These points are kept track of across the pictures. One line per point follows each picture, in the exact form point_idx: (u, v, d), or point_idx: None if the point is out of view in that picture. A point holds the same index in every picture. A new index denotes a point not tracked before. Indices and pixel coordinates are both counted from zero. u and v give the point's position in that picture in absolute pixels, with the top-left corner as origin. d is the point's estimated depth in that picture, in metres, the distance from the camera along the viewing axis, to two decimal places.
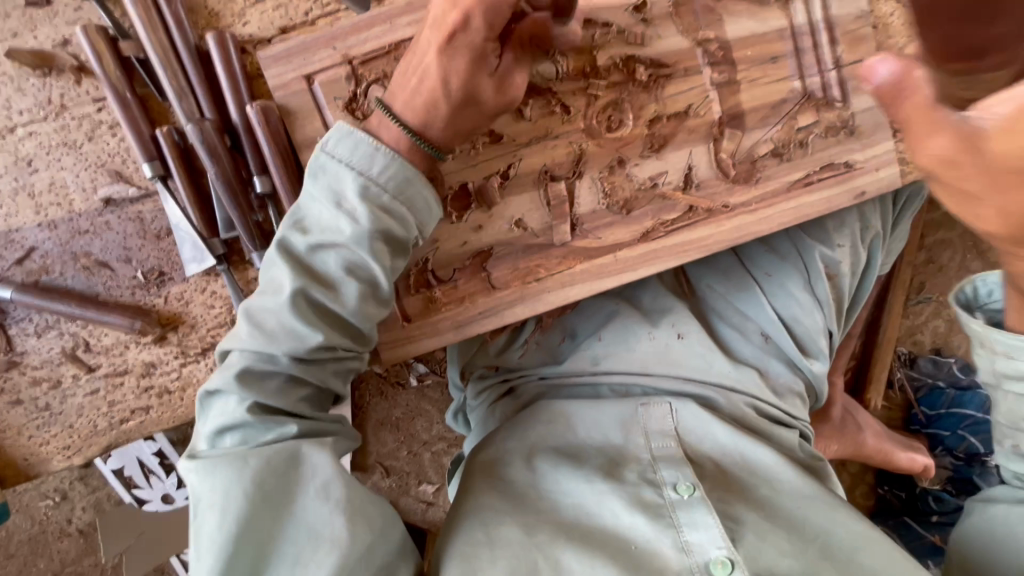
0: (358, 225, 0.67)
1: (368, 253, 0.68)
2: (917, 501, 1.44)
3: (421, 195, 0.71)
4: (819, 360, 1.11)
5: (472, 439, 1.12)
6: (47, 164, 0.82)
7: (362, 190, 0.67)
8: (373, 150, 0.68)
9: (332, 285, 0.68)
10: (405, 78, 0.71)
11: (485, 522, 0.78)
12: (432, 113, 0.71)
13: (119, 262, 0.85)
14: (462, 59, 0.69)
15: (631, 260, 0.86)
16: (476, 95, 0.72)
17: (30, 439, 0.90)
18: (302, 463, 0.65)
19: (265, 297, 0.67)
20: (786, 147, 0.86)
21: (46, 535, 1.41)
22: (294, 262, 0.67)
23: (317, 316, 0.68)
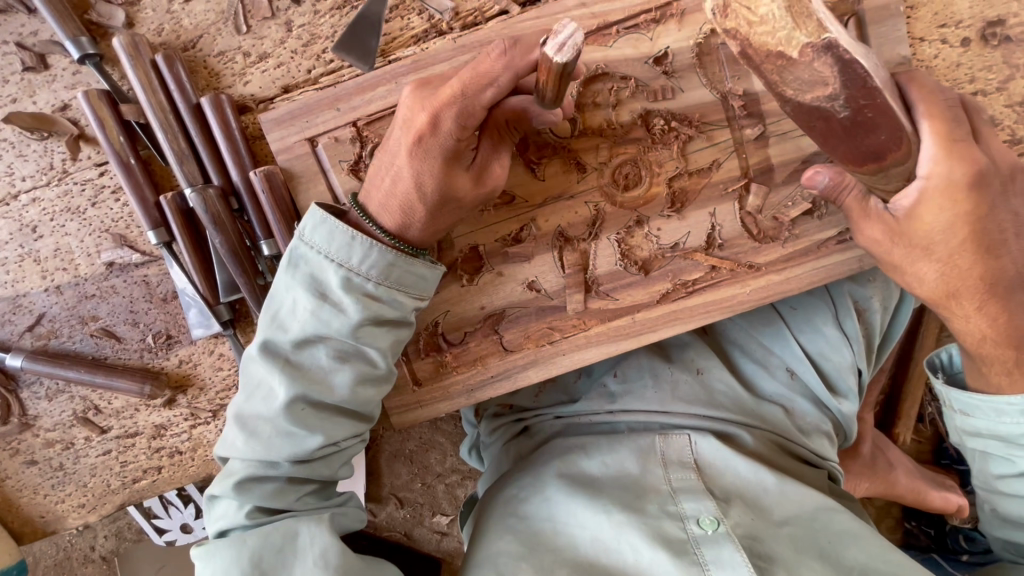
0: (338, 316, 0.67)
1: (360, 341, 0.68)
2: (946, 539, 1.39)
3: (412, 271, 0.70)
4: (849, 399, 1.06)
5: (485, 477, 1.10)
6: (51, 230, 0.81)
7: (345, 283, 0.67)
8: (349, 240, 0.67)
9: (323, 380, 0.68)
10: (384, 175, 0.69)
11: (499, 569, 0.78)
12: (410, 215, 0.69)
13: (126, 326, 0.84)
14: (447, 164, 0.66)
15: (653, 321, 0.82)
16: (455, 194, 0.69)
17: (46, 498, 0.90)
18: (298, 542, 0.65)
19: (257, 403, 0.68)
20: (818, 203, 0.80)
21: (71, 561, 1.44)
22: (283, 367, 0.67)
23: (313, 416, 0.68)
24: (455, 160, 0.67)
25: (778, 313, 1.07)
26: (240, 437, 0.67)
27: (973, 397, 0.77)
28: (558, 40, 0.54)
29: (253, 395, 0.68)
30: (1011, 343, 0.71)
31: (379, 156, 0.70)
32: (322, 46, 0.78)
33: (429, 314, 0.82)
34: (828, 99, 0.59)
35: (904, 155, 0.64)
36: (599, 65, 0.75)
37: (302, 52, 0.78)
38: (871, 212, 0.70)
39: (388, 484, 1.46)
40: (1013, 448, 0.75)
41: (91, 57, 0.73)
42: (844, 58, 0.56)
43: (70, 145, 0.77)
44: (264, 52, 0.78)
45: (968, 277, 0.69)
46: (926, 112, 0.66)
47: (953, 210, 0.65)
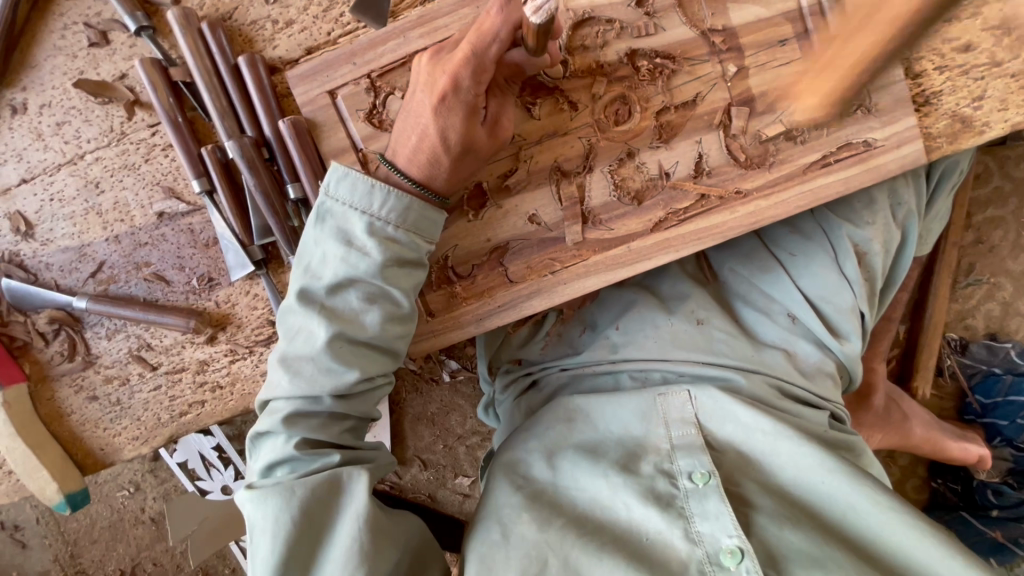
0: (364, 259, 0.74)
1: (384, 282, 0.75)
2: (973, 494, 1.37)
3: (427, 217, 0.78)
4: (853, 340, 1.08)
5: (501, 432, 1.16)
6: (111, 185, 0.93)
7: (368, 227, 0.75)
8: (369, 188, 0.75)
9: (353, 319, 0.75)
10: (411, 137, 0.77)
11: (502, 521, 0.83)
12: (435, 166, 0.77)
13: (174, 270, 0.95)
14: (466, 116, 0.75)
15: (646, 249, 0.88)
16: (474, 144, 0.77)
17: (105, 431, 1.01)
18: (342, 495, 0.72)
19: (299, 344, 0.74)
20: (799, 130, 0.85)
21: (124, 522, 1.57)
22: (319, 310, 0.73)
23: (349, 353, 0.75)
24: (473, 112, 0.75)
25: (775, 259, 1.11)
26: (285, 376, 0.74)
27: None
28: (535, 3, 0.63)
29: (291, 339, 0.75)
30: None
31: (403, 116, 0.78)
32: (339, 11, 0.88)
33: (439, 249, 0.89)
34: None
35: None
36: (585, 10, 0.83)
37: (322, 16, 0.88)
38: None
39: (412, 446, 1.53)
40: None
41: (147, 28, 0.86)
42: None
43: (127, 108, 0.89)
44: (289, 19, 0.89)
45: None
46: None
47: None
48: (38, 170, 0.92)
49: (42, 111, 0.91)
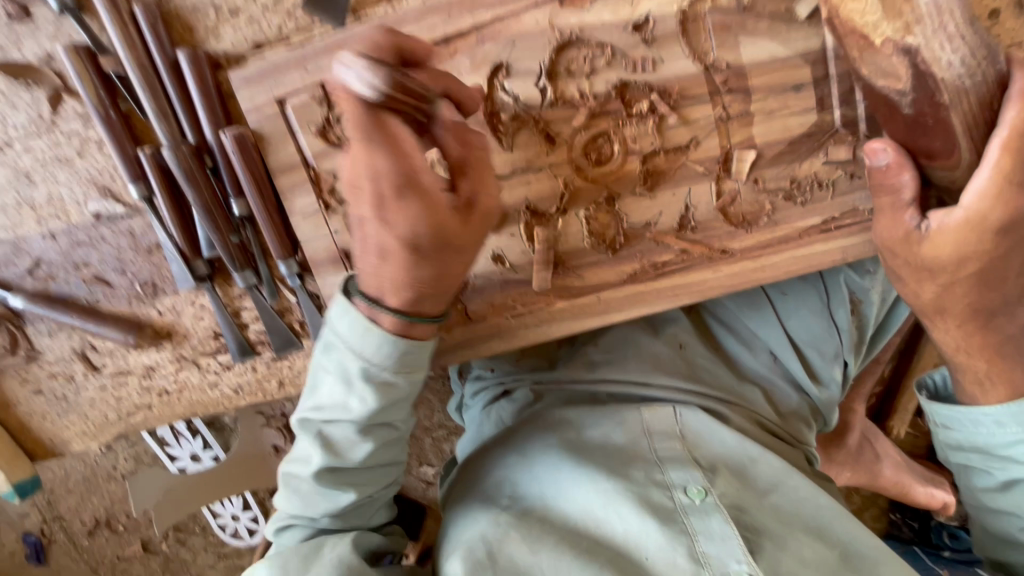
0: (358, 402, 0.68)
1: (379, 419, 0.70)
2: (930, 532, 1.38)
3: (423, 352, 0.69)
4: (831, 387, 1.03)
5: (467, 438, 1.09)
6: (43, 178, 0.85)
7: (364, 372, 0.67)
8: (364, 331, 0.66)
9: (345, 451, 0.70)
10: (383, 262, 0.66)
11: (487, 536, 0.77)
12: (417, 292, 0.67)
13: (116, 273, 0.89)
14: (423, 207, 0.63)
15: (617, 300, 0.81)
16: (448, 234, 0.65)
17: (52, 423, 0.99)
18: (323, 553, 0.69)
19: (297, 463, 0.72)
20: (801, 189, 0.76)
21: (97, 477, 1.61)
22: (315, 437, 0.70)
23: (343, 476, 0.72)
24: (420, 194, 0.63)
25: (767, 296, 1.02)
26: (285, 491, 0.73)
27: (949, 409, 0.75)
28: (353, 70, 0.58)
29: (292, 455, 0.73)
30: (985, 356, 0.70)
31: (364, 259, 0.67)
32: (293, 2, 0.76)
33: None
34: (898, 92, 0.65)
35: (954, 165, 0.64)
36: (573, 31, 0.71)
37: (273, 7, 0.77)
38: (902, 226, 0.67)
39: None
40: (992, 461, 0.73)
41: (70, 8, 0.75)
42: (920, 67, 0.61)
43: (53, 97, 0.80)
44: (236, 7, 0.77)
45: (962, 297, 0.68)
46: (1005, 141, 0.60)
47: (973, 244, 0.64)
48: None
49: None
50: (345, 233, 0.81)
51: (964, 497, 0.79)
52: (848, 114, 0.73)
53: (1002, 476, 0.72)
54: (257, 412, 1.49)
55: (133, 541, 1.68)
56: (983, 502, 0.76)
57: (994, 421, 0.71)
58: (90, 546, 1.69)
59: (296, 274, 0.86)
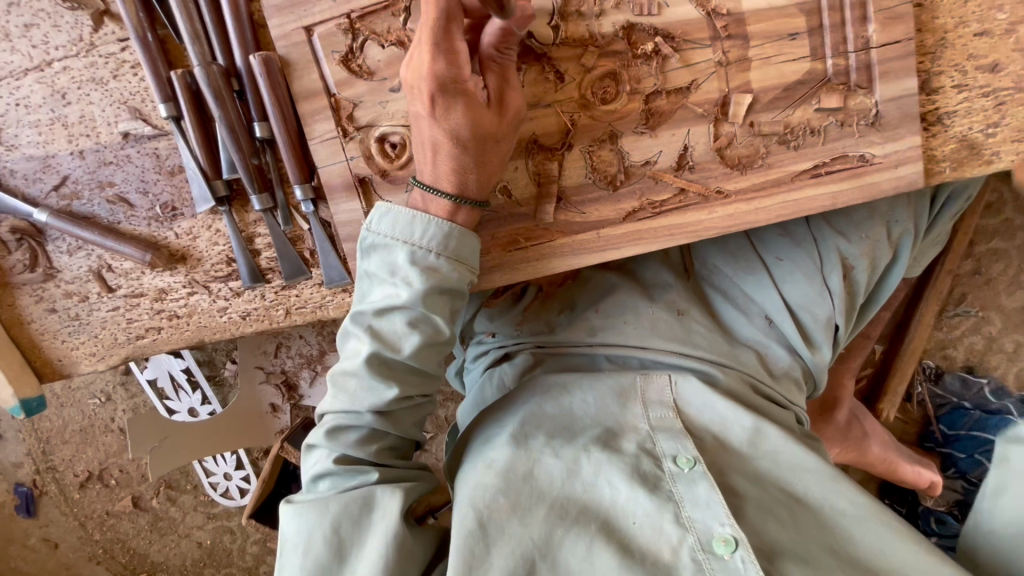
0: (409, 287, 0.71)
1: (426, 309, 0.72)
2: (917, 519, 1.37)
3: (466, 242, 0.74)
4: (825, 349, 1.01)
5: (466, 406, 1.05)
6: (78, 98, 0.90)
7: (411, 257, 0.72)
8: (411, 219, 0.73)
9: (394, 342, 0.73)
10: (433, 155, 0.73)
11: (475, 502, 0.74)
12: (464, 175, 0.74)
13: (138, 194, 0.93)
14: (466, 105, 0.69)
15: (616, 238, 0.85)
16: (489, 132, 0.72)
17: (62, 343, 1.02)
18: (374, 507, 0.71)
19: (346, 362, 0.75)
20: (794, 134, 0.80)
21: (94, 428, 1.63)
22: (366, 330, 0.73)
23: (387, 371, 0.74)
24: (467, 97, 0.69)
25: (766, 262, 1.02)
26: (332, 393, 0.76)
27: None
28: None
29: (341, 356, 0.77)
30: None
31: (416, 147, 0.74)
32: None
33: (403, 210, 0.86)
34: None
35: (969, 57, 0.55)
36: None
37: None
38: None
39: None
40: None
41: None
42: None
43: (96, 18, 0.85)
44: None
45: None
46: None
47: None
48: (5, 73, 0.89)
49: (11, 10, 0.87)
50: (360, 158, 0.85)
51: None
52: (838, 63, 0.78)
53: None
54: (257, 367, 1.51)
55: (124, 497, 1.68)
56: None
57: None
58: (81, 500, 1.69)
59: (311, 200, 0.89)
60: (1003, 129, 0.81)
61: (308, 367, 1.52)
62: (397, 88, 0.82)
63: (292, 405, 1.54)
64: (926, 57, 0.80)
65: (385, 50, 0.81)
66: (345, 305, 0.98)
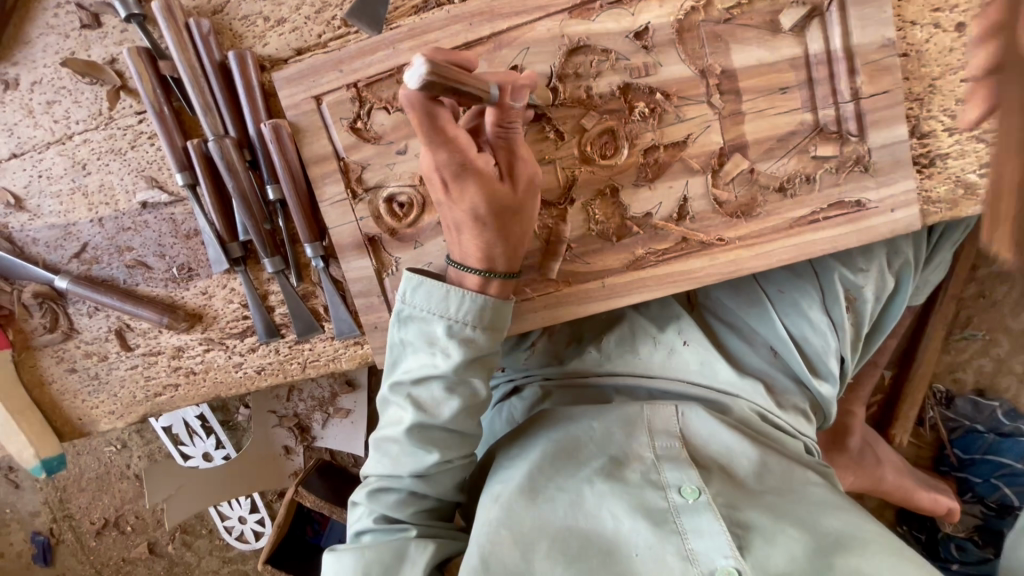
0: (446, 359, 0.74)
1: (463, 377, 0.75)
2: (937, 546, 1.35)
3: (500, 312, 0.75)
4: (830, 381, 1.01)
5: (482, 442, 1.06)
6: (97, 168, 0.93)
7: (448, 330, 0.74)
8: (445, 293, 0.74)
9: (434, 410, 0.75)
10: (460, 236, 0.74)
11: (481, 538, 0.77)
12: (490, 250, 0.74)
13: (155, 257, 0.96)
14: (478, 182, 0.70)
15: (620, 286, 0.86)
16: (507, 203, 0.72)
17: (83, 402, 1.04)
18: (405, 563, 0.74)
19: (388, 427, 0.78)
20: (791, 182, 0.82)
21: (110, 475, 1.64)
22: (406, 399, 0.76)
23: (428, 437, 0.77)
24: (475, 175, 0.69)
25: (767, 293, 1.02)
26: (375, 454, 0.79)
27: None
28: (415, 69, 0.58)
29: (383, 420, 0.79)
30: None
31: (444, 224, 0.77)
32: (332, 13, 0.86)
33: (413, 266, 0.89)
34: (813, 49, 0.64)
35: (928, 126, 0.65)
36: (581, 38, 0.80)
37: (314, 18, 0.87)
38: None
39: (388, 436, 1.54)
40: None
41: (136, 16, 0.83)
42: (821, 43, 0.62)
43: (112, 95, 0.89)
44: (281, 18, 0.87)
45: None
46: None
47: None
48: (28, 147, 0.93)
49: (33, 88, 0.91)
50: (369, 219, 0.88)
51: None
52: (830, 113, 0.80)
53: None
54: (271, 411, 1.53)
55: (140, 543, 1.69)
56: None
57: None
58: (97, 547, 1.69)
59: (321, 255, 0.91)
60: None
61: (320, 410, 1.52)
62: (404, 150, 0.85)
63: (305, 447, 1.55)
64: (916, 103, 0.82)
65: (390, 115, 0.84)
66: (357, 356, 0.99)
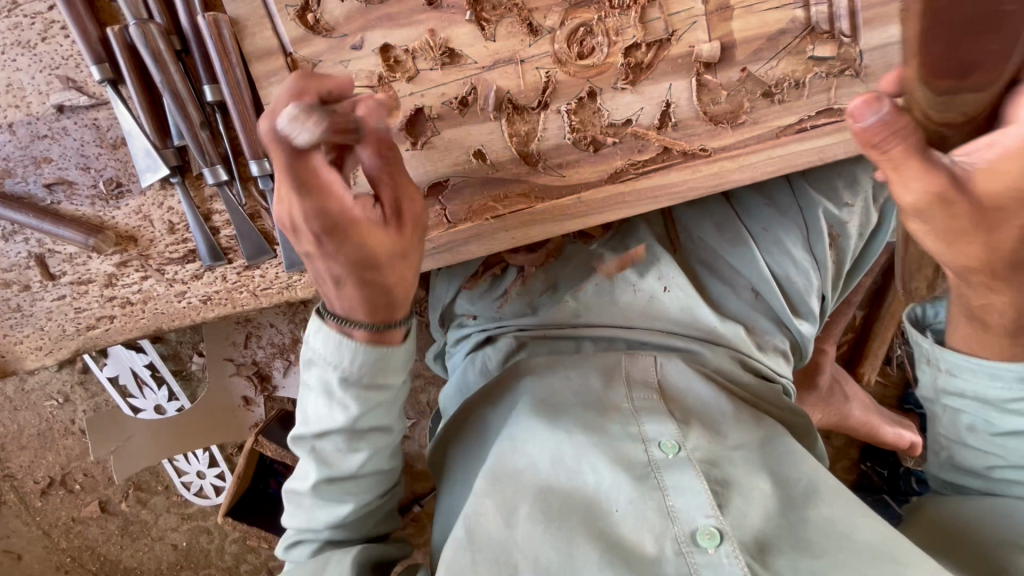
0: (343, 412, 0.68)
1: (364, 426, 0.70)
2: (898, 480, 1.38)
3: (394, 357, 0.68)
4: (808, 320, 0.98)
5: (448, 395, 0.98)
6: (2, 64, 0.81)
7: (342, 380, 0.67)
8: (338, 342, 0.66)
9: (337, 458, 0.71)
10: (337, 292, 0.66)
11: (466, 511, 0.70)
12: (378, 297, 0.65)
13: (78, 171, 0.85)
14: (340, 238, 0.62)
15: (597, 202, 0.80)
16: (379, 258, 0.64)
17: (5, 337, 0.93)
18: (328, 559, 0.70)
19: (312, 427, 0.70)
20: (779, 87, 0.77)
21: (52, 431, 1.53)
22: (308, 453, 0.71)
23: (331, 450, 0.70)
24: (360, 228, 0.62)
25: (749, 232, 0.95)
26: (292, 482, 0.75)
27: (965, 358, 0.66)
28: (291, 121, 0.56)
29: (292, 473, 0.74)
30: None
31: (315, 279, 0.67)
32: None
33: (374, 177, 0.82)
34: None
35: (969, 81, 0.51)
36: None
37: None
38: (938, 160, 0.50)
39: None
40: (992, 412, 0.67)
41: None
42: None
43: None
44: None
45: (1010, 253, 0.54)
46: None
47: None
48: None
49: None
50: None
51: (943, 429, 0.74)
52: (823, 10, 0.75)
53: (1005, 426, 0.66)
54: (227, 360, 1.43)
55: (90, 502, 1.59)
56: (963, 439, 0.72)
57: (1017, 378, 0.63)
58: (44, 507, 1.59)
59: (269, 175, 0.82)
60: None
61: (281, 357, 1.43)
62: (359, 45, 0.77)
63: (265, 397, 1.47)
64: None
65: (344, 4, 0.75)
66: (314, 285, 0.93)
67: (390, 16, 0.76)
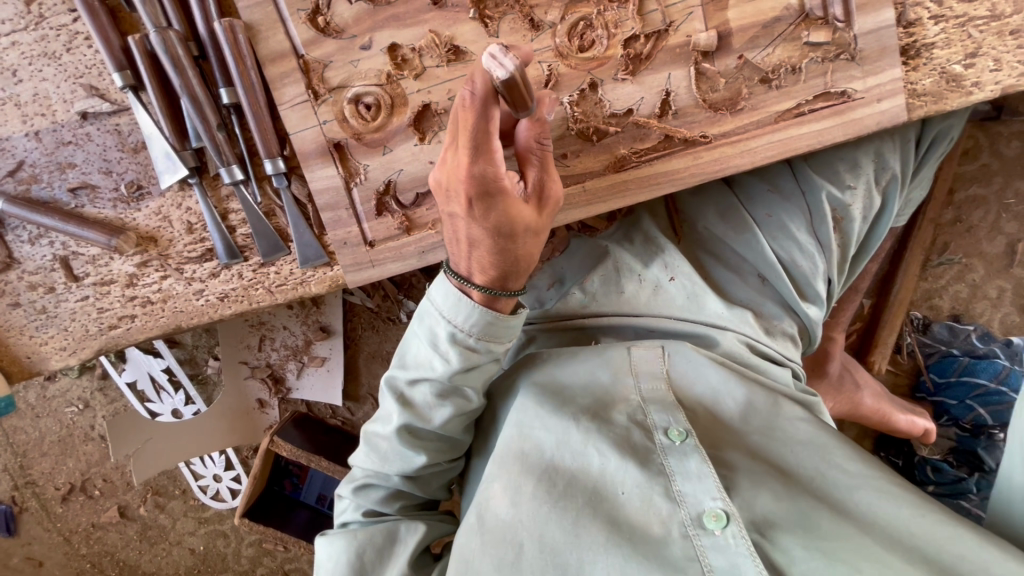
0: (444, 366, 0.70)
1: (459, 384, 0.73)
2: (913, 469, 1.37)
3: (505, 327, 0.70)
4: (816, 305, 0.98)
5: None
6: (29, 74, 0.85)
7: (451, 336, 0.69)
8: (457, 299, 0.68)
9: (423, 411, 0.75)
10: (470, 249, 0.68)
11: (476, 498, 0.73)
12: (498, 269, 0.68)
13: (100, 174, 0.89)
14: (501, 202, 0.64)
15: (599, 190, 0.83)
16: (525, 227, 0.66)
17: (30, 339, 0.96)
18: (395, 541, 0.76)
19: (411, 372, 0.74)
20: (776, 73, 0.79)
21: (73, 437, 1.56)
22: (398, 397, 0.75)
23: (431, 399, 0.74)
24: (505, 196, 0.64)
25: (751, 217, 0.96)
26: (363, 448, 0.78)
27: None
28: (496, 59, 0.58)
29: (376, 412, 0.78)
30: None
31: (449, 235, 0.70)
32: None
33: (383, 172, 0.84)
34: None
35: None
36: None
37: None
38: None
39: (368, 385, 1.54)
40: None
41: None
42: None
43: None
44: None
45: None
46: None
47: None
48: None
49: None
50: (334, 122, 0.82)
51: None
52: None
53: None
54: (242, 363, 1.45)
55: (110, 507, 1.62)
56: None
57: None
58: (64, 513, 1.62)
59: (283, 173, 0.85)
60: (981, 60, 0.79)
61: (294, 359, 1.46)
62: (368, 45, 0.80)
63: (280, 399, 1.49)
64: None
65: (352, 6, 0.79)
66: (328, 280, 0.92)
67: (396, 17, 0.79)
